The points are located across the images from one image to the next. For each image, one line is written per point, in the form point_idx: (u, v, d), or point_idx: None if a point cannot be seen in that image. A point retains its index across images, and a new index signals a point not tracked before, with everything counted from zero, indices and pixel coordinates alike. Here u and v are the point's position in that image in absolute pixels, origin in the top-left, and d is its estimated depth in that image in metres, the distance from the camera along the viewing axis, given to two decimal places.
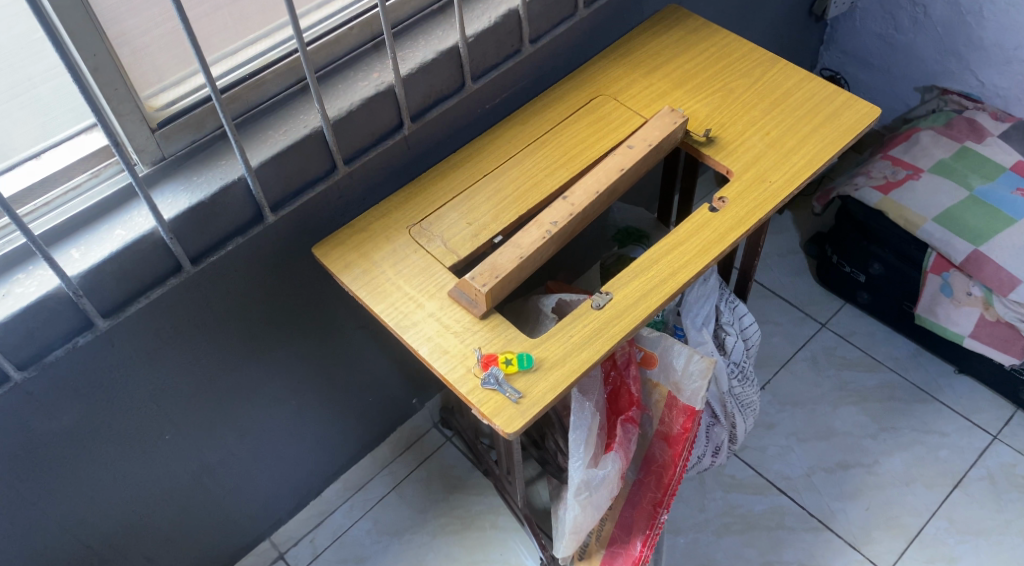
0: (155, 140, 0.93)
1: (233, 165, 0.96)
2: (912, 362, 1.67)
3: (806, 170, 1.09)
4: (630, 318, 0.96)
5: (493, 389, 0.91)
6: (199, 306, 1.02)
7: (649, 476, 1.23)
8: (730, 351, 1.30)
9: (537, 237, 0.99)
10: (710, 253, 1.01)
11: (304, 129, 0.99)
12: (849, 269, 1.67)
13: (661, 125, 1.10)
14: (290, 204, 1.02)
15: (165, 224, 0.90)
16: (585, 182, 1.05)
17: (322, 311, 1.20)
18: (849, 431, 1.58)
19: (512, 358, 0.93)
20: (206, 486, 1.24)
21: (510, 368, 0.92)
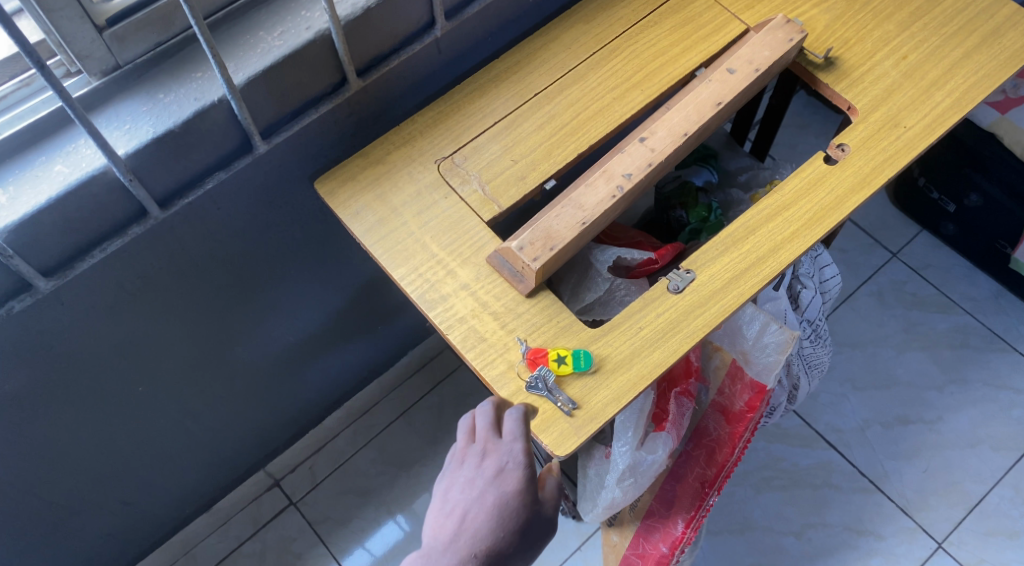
0: (105, 43, 0.68)
1: (211, 80, 0.72)
2: (992, 305, 1.48)
3: (952, 112, 0.84)
4: (717, 309, 0.76)
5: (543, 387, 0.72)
6: (172, 255, 0.81)
7: (698, 449, 1.07)
8: (804, 307, 1.10)
9: (605, 195, 0.76)
10: (823, 223, 0.79)
11: (306, 32, 0.74)
12: (937, 195, 1.45)
13: (772, 42, 0.84)
14: (287, 130, 0.78)
15: (121, 164, 0.68)
16: (670, 118, 0.80)
17: (327, 244, 0.99)
18: (913, 381, 1.42)
19: (564, 353, 0.73)
20: (190, 429, 1.09)
21: (562, 364, 0.73)
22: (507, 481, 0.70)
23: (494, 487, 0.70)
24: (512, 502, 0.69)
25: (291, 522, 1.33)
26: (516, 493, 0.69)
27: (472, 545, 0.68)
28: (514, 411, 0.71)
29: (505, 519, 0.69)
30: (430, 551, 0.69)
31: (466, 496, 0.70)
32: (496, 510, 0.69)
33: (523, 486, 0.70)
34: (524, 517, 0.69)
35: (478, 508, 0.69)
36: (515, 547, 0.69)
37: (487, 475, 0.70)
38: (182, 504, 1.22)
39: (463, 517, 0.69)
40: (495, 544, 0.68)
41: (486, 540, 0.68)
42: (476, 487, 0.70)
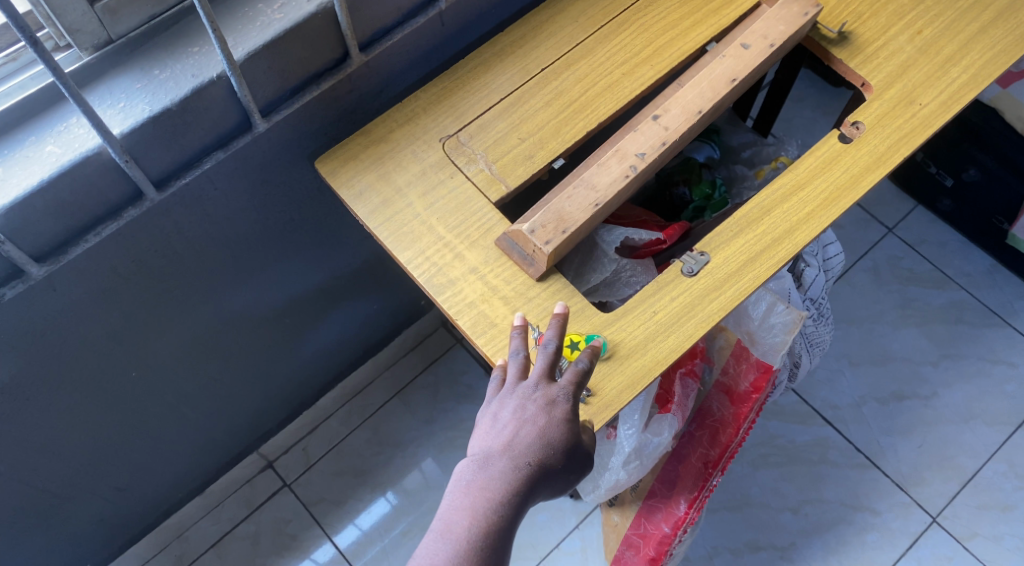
0: (98, 16, 0.65)
1: (209, 55, 0.69)
2: (986, 280, 1.48)
3: (968, 89, 0.82)
4: (733, 292, 0.74)
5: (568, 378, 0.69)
6: (168, 237, 0.78)
7: (701, 430, 1.06)
8: (808, 286, 1.08)
9: (618, 175, 0.74)
10: (839, 203, 0.78)
11: (308, 4, 0.71)
12: (935, 170, 1.45)
13: (787, 16, 0.82)
14: (287, 107, 0.75)
15: (116, 144, 0.65)
16: (683, 96, 0.78)
17: (325, 224, 0.96)
18: (909, 357, 1.42)
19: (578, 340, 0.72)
20: (183, 413, 1.06)
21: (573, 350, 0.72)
22: (558, 403, 0.67)
23: (547, 408, 0.66)
24: (563, 422, 0.66)
25: (285, 503, 1.30)
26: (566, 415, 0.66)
27: (524, 458, 0.65)
28: (580, 360, 0.69)
29: (557, 438, 0.65)
30: (481, 460, 0.65)
31: (518, 417, 0.66)
32: (549, 429, 0.65)
33: (573, 413, 0.67)
34: (573, 439, 0.66)
35: (531, 427, 0.66)
36: (564, 465, 0.66)
37: (538, 402, 0.66)
38: (175, 488, 1.20)
39: (516, 433, 0.66)
40: (547, 460, 0.65)
41: (536, 457, 0.65)
42: (528, 409, 0.66)
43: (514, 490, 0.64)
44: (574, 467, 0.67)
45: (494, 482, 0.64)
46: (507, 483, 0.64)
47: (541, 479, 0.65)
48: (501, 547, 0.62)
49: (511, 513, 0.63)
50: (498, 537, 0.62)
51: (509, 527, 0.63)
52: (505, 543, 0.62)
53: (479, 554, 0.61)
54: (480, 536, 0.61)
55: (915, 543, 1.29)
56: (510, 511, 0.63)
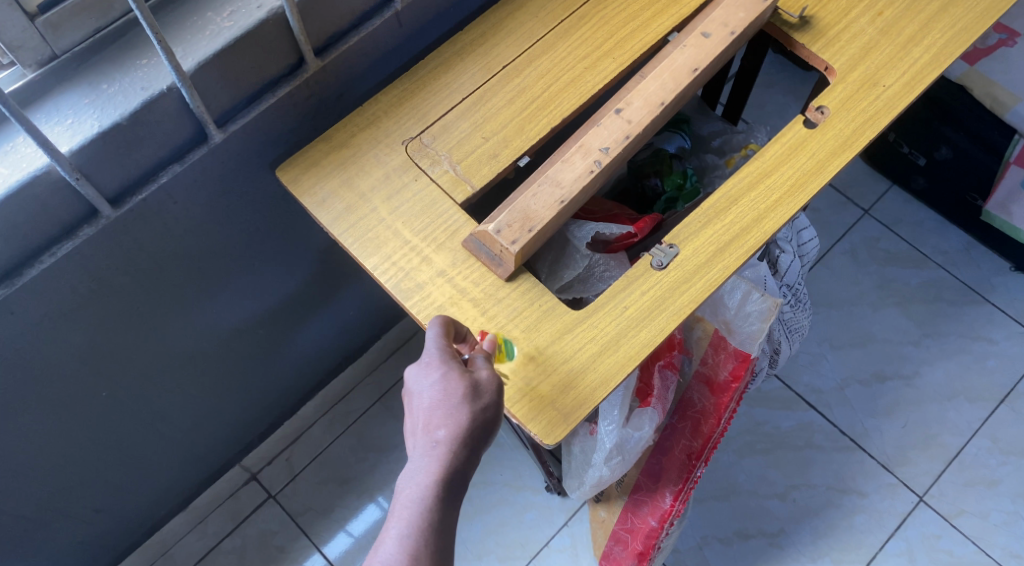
0: (39, 31, 0.63)
1: (158, 67, 0.67)
2: (963, 257, 1.48)
3: (931, 69, 0.82)
4: (703, 283, 0.74)
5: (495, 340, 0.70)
6: (128, 253, 0.76)
7: (684, 421, 1.05)
8: (784, 271, 1.08)
9: (583, 171, 0.73)
10: (806, 188, 0.77)
11: (258, 11, 0.70)
12: (908, 150, 1.44)
13: (747, 2, 0.81)
14: (243, 117, 0.74)
15: (65, 163, 0.64)
16: (646, 87, 0.77)
17: (293, 233, 0.95)
18: (889, 338, 1.42)
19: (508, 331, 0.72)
20: (160, 430, 1.04)
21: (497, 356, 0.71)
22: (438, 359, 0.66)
23: (434, 372, 0.66)
24: (454, 373, 0.66)
25: (271, 515, 1.29)
26: (456, 364, 0.66)
27: (436, 433, 0.64)
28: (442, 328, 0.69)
29: (457, 397, 0.65)
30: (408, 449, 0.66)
31: (417, 394, 0.66)
32: (444, 392, 0.65)
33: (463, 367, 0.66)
34: (474, 392, 0.66)
35: (428, 396, 0.66)
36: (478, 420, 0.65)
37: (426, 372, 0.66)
38: (157, 504, 1.18)
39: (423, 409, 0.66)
40: (461, 417, 0.65)
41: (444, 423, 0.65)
42: (421, 383, 0.66)
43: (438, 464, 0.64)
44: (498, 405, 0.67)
45: (420, 465, 0.64)
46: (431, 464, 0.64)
47: (464, 442, 0.65)
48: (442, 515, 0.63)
49: (453, 484, 0.64)
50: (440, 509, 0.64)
51: (450, 496, 0.64)
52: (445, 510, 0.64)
53: (430, 531, 0.63)
54: (423, 514, 0.63)
55: (903, 523, 1.29)
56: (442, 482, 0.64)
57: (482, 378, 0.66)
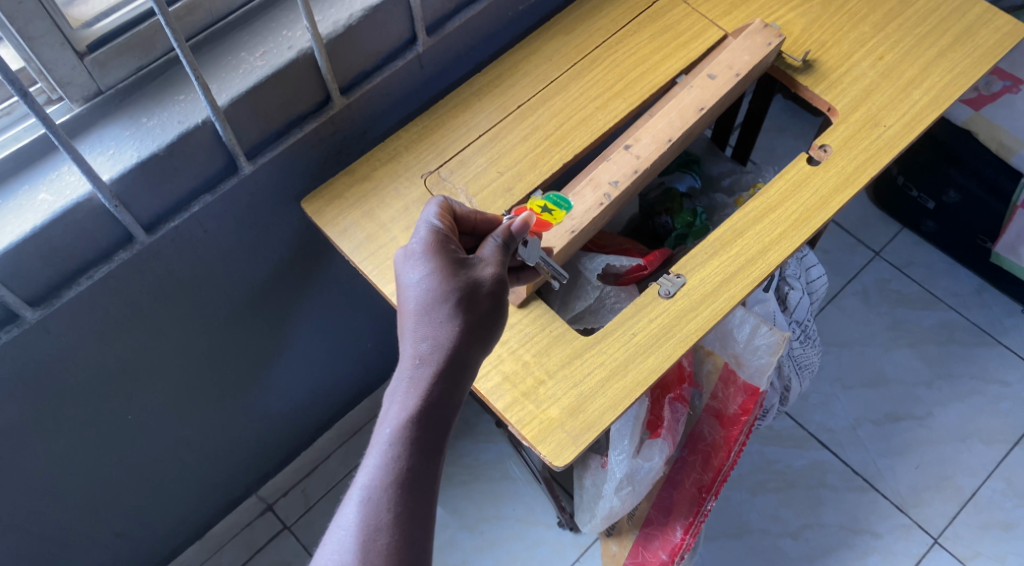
0: (86, 68, 0.68)
1: (194, 102, 0.72)
2: (975, 299, 1.50)
3: (930, 110, 0.85)
4: (709, 312, 0.76)
5: (525, 221, 0.70)
6: (159, 278, 0.80)
7: (694, 455, 1.07)
8: (793, 307, 1.10)
9: (593, 204, 0.77)
10: (810, 222, 0.80)
11: (288, 51, 0.74)
12: (916, 193, 1.47)
13: (751, 46, 0.85)
14: (272, 150, 0.79)
15: (105, 189, 0.68)
16: (654, 125, 0.81)
17: (315, 264, 0.98)
18: (901, 378, 1.43)
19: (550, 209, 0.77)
20: (181, 456, 1.07)
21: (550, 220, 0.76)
22: (422, 257, 0.67)
23: (422, 269, 0.67)
24: (442, 270, 0.66)
25: (286, 546, 1.31)
26: (442, 262, 0.67)
27: (425, 337, 0.64)
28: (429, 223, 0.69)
29: (445, 293, 0.65)
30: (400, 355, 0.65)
31: (406, 296, 0.67)
32: (433, 288, 0.66)
33: (450, 262, 0.67)
34: (463, 288, 0.66)
35: (417, 294, 0.66)
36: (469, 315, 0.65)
37: (412, 272, 0.67)
38: (174, 532, 1.21)
39: (412, 308, 0.66)
40: (451, 314, 0.65)
41: (434, 321, 0.65)
42: (409, 281, 0.67)
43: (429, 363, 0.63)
44: (494, 306, 0.67)
45: (411, 366, 0.64)
46: (418, 368, 0.63)
47: (454, 339, 0.64)
48: (434, 417, 0.62)
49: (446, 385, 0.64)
50: (434, 410, 0.62)
51: (444, 398, 0.63)
52: (440, 411, 0.63)
53: (420, 433, 0.61)
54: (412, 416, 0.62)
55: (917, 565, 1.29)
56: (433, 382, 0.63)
57: (476, 277, 0.67)
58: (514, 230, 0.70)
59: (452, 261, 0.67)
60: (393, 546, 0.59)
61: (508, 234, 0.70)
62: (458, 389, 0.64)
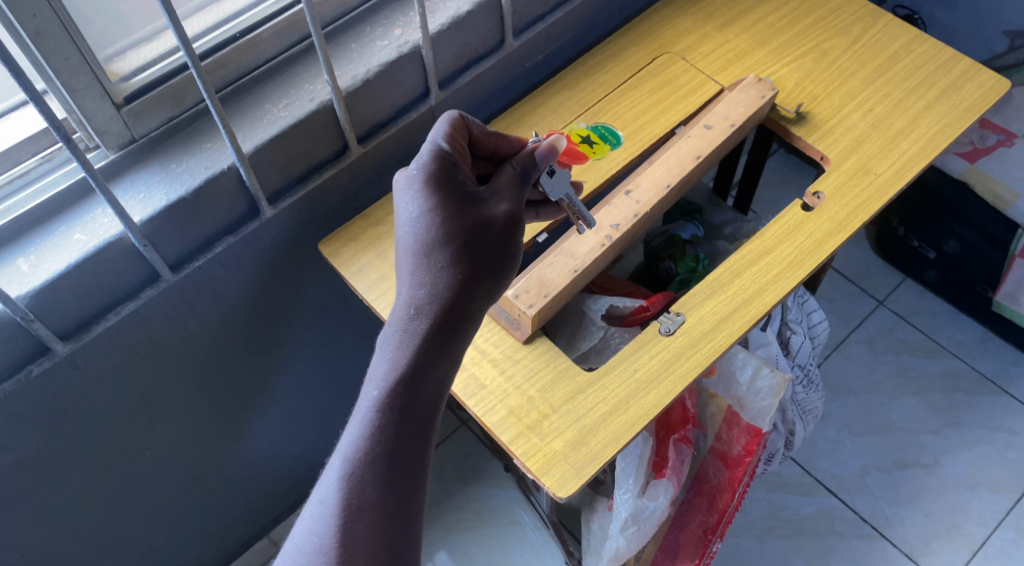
0: (122, 118, 0.74)
1: (221, 150, 0.77)
2: (979, 348, 1.51)
3: (919, 159, 0.89)
4: (708, 349, 0.79)
5: (551, 146, 0.72)
6: (183, 316, 0.84)
7: (700, 497, 1.09)
8: (795, 352, 1.13)
9: (595, 245, 0.81)
10: (804, 264, 0.83)
11: (310, 103, 0.79)
12: (917, 243, 1.50)
13: (745, 99, 0.90)
14: (292, 194, 0.83)
15: (136, 229, 0.72)
16: (653, 172, 0.85)
17: (330, 306, 1.02)
18: (908, 426, 1.44)
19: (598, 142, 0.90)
20: (197, 496, 1.09)
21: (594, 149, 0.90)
22: (424, 193, 0.67)
23: (423, 207, 0.67)
24: (444, 209, 0.67)
25: None
26: (445, 203, 0.67)
27: (424, 285, 0.66)
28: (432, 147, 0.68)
29: (447, 236, 0.66)
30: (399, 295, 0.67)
31: (407, 234, 0.67)
32: (434, 231, 0.66)
33: (454, 201, 0.68)
34: (463, 230, 0.67)
35: (417, 233, 0.67)
36: (469, 261, 0.67)
37: (414, 209, 0.67)
38: None
39: (412, 248, 0.67)
40: (451, 260, 0.66)
41: (435, 266, 0.66)
42: (411, 218, 0.67)
43: (427, 310, 0.65)
44: (494, 249, 0.68)
45: (409, 312, 0.65)
46: (416, 315, 0.65)
47: (452, 286, 0.66)
48: (428, 365, 0.64)
49: (442, 333, 0.65)
50: (428, 358, 0.64)
51: (438, 347, 0.65)
52: (434, 357, 0.65)
53: (413, 380, 0.63)
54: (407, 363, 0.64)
55: None
56: (430, 329, 0.65)
57: (478, 220, 0.68)
58: (538, 155, 0.71)
59: (456, 198, 0.68)
60: (382, 491, 0.61)
61: (526, 162, 0.72)
62: (453, 336, 0.66)
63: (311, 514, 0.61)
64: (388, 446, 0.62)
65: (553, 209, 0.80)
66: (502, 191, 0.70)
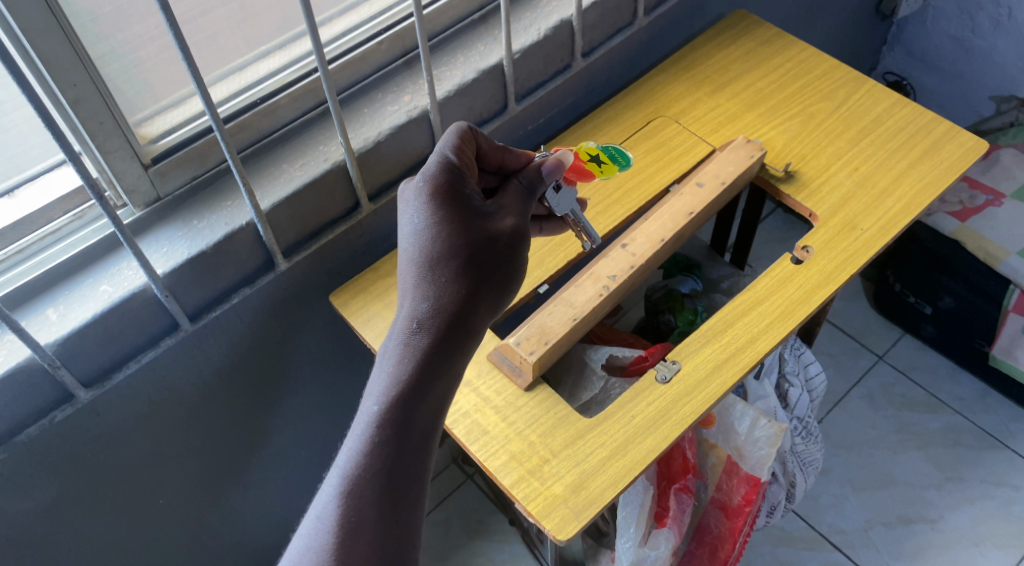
0: (149, 178, 0.79)
1: (240, 207, 0.82)
2: (979, 403, 1.53)
3: (903, 215, 0.93)
4: (703, 396, 0.82)
5: (557, 163, 0.76)
6: (199, 365, 0.88)
7: (701, 547, 1.11)
8: (793, 404, 1.16)
9: (593, 294, 0.85)
10: (795, 315, 0.87)
11: (324, 163, 0.85)
12: (914, 299, 1.53)
13: (735, 159, 0.95)
14: (305, 248, 0.88)
15: (159, 281, 0.77)
16: (648, 227, 0.89)
17: (340, 357, 1.06)
18: (911, 481, 1.44)
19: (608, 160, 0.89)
20: (207, 547, 1.11)
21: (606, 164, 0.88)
22: (430, 204, 0.69)
23: (428, 220, 0.69)
24: (450, 222, 0.69)
25: None
26: (450, 216, 0.69)
27: (427, 296, 0.67)
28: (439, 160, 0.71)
29: (451, 248, 0.68)
30: (402, 307, 0.68)
31: (411, 246, 0.69)
32: (439, 243, 0.68)
33: (459, 214, 0.69)
34: (467, 242, 0.69)
35: (422, 245, 0.68)
36: (472, 274, 0.68)
37: (418, 221, 0.69)
38: None
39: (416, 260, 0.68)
40: (455, 271, 0.68)
41: (438, 277, 0.67)
42: (416, 231, 0.69)
43: (429, 321, 0.66)
44: (498, 262, 0.70)
45: (410, 324, 0.66)
46: (419, 327, 0.66)
47: (455, 298, 0.67)
48: (429, 376, 0.64)
49: (443, 345, 0.66)
50: (430, 370, 0.65)
51: (440, 359, 0.65)
52: (436, 369, 0.65)
53: (414, 392, 0.63)
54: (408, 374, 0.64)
55: None
56: (431, 340, 0.65)
57: (483, 235, 0.70)
58: (545, 170, 0.75)
59: (462, 212, 0.70)
60: (381, 505, 0.60)
61: (536, 177, 0.75)
62: (455, 349, 0.66)
63: (307, 530, 0.60)
64: (387, 461, 0.61)
65: (555, 223, 0.87)
66: (507, 207, 0.72)
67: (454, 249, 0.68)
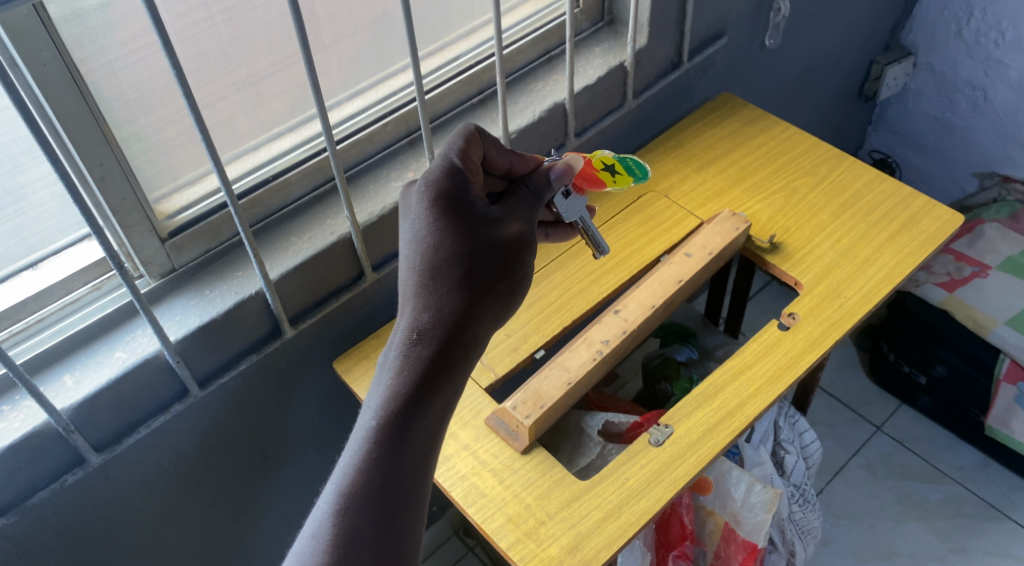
0: (165, 251, 0.84)
1: (250, 277, 0.86)
2: (979, 474, 1.53)
3: (884, 284, 0.97)
4: (695, 458, 0.84)
5: (566, 169, 0.76)
6: (205, 430, 0.91)
7: None
8: (790, 471, 1.17)
9: (587, 359, 0.88)
10: (782, 379, 0.90)
11: (331, 235, 0.90)
12: (908, 368, 1.55)
13: (722, 231, 0.99)
14: (311, 316, 0.92)
15: (171, 347, 0.80)
16: (639, 294, 0.93)
17: (343, 424, 1.09)
18: (913, 552, 1.44)
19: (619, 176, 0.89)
20: None
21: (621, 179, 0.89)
22: (431, 213, 0.69)
23: (428, 229, 0.69)
24: (450, 231, 0.69)
25: None
26: (450, 224, 0.69)
27: (426, 306, 0.67)
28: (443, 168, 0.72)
29: (450, 257, 0.68)
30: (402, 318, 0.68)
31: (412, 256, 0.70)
32: (438, 252, 0.69)
33: (460, 222, 0.70)
34: (467, 250, 0.69)
35: (422, 255, 0.69)
36: (472, 283, 0.68)
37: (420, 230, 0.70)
38: None
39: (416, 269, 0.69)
40: (454, 281, 0.68)
41: (437, 288, 0.68)
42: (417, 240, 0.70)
43: (427, 332, 0.66)
44: (499, 273, 0.70)
45: (407, 335, 0.66)
46: (418, 338, 0.66)
47: (454, 308, 0.67)
48: (426, 389, 0.65)
49: (441, 357, 0.66)
50: (427, 382, 0.65)
51: (437, 371, 0.66)
52: (433, 381, 0.65)
53: (410, 405, 0.64)
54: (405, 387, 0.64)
55: None
56: (429, 352, 0.66)
57: (483, 243, 0.70)
58: (552, 178, 0.76)
59: (463, 220, 0.70)
60: (375, 520, 0.60)
61: (541, 188, 0.76)
62: (453, 361, 0.67)
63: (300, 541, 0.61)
64: (381, 474, 0.62)
65: (562, 229, 0.88)
66: (512, 215, 0.72)
67: (454, 258, 0.69)
